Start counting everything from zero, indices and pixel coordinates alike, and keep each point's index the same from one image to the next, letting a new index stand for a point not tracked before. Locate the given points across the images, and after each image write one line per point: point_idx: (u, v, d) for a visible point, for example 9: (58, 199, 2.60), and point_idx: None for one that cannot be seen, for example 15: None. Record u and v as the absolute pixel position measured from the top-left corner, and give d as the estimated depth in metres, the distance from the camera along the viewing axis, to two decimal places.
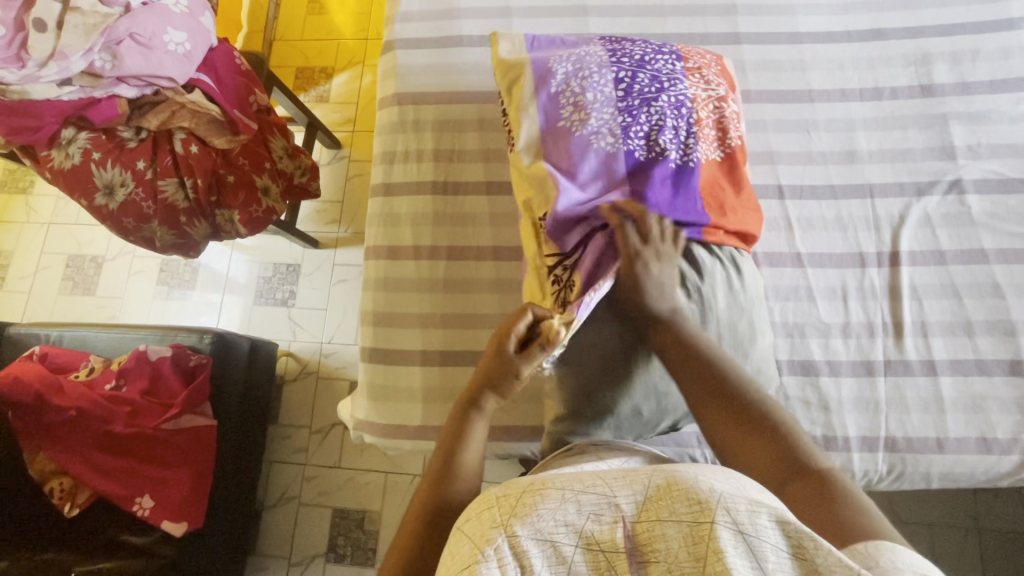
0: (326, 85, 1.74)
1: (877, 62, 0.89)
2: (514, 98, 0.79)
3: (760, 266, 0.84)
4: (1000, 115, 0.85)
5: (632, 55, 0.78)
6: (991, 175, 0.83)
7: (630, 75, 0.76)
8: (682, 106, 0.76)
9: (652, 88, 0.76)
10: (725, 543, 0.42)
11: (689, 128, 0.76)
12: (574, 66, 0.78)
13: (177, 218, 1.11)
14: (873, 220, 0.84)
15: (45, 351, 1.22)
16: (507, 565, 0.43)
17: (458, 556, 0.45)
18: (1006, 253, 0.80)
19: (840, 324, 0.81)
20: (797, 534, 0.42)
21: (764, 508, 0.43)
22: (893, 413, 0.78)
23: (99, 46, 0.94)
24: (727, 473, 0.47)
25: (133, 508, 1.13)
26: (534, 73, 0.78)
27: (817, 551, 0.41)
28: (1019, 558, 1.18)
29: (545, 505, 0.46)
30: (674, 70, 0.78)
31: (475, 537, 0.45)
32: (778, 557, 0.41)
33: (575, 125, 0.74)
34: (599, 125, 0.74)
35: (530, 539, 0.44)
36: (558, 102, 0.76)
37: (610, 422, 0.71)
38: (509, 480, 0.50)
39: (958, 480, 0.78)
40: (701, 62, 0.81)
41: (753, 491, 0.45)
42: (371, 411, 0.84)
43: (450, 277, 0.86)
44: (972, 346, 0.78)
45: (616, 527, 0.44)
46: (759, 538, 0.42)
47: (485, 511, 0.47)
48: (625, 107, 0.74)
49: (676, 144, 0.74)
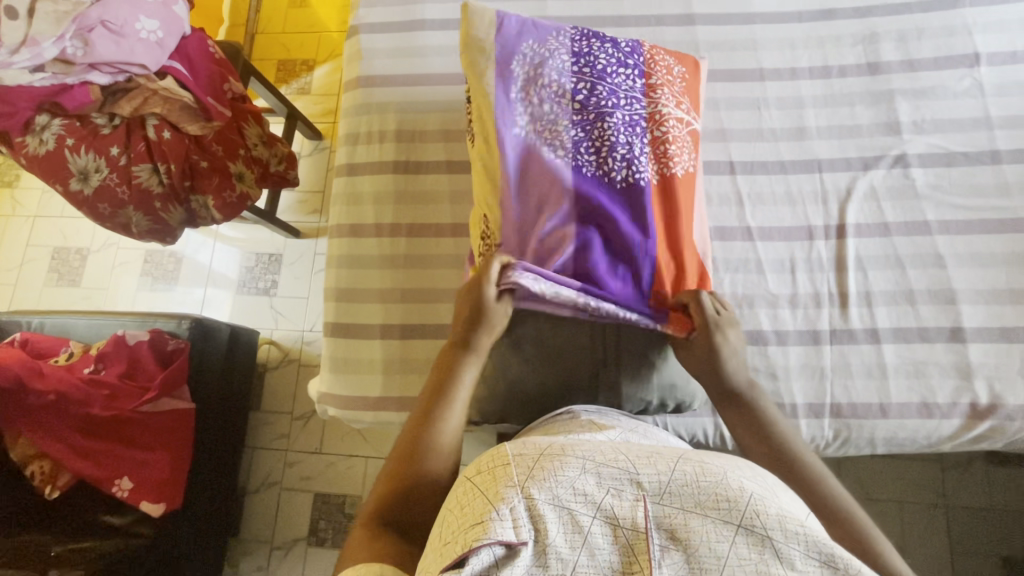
0: (307, 77, 1.75)
1: (826, 41, 0.91)
2: (476, 85, 0.78)
3: (710, 239, 0.87)
4: (945, 92, 0.87)
5: (595, 67, 0.77)
6: (935, 149, 0.85)
7: (589, 87, 0.76)
8: (637, 125, 0.76)
9: (609, 103, 0.75)
10: (749, 545, 0.41)
11: (642, 146, 0.75)
12: (533, 70, 0.77)
13: (151, 204, 1.13)
14: (821, 194, 0.86)
15: (26, 336, 1.23)
16: (522, 525, 0.42)
17: (468, 510, 0.45)
18: (948, 224, 0.83)
19: (788, 295, 0.83)
20: (831, 562, 0.41)
21: (794, 517, 0.43)
22: (838, 379, 0.80)
23: (71, 33, 0.96)
24: (757, 474, 0.47)
25: (113, 489, 1.15)
26: (498, 73, 0.77)
27: (848, 567, 0.41)
28: (983, 532, 1.20)
29: (565, 472, 0.45)
30: (634, 86, 0.78)
31: (488, 492, 0.45)
32: (808, 564, 0.41)
33: (528, 132, 0.75)
34: (551, 136, 0.75)
35: (547, 504, 0.43)
36: (515, 106, 0.76)
37: (507, 399, 0.77)
38: (524, 440, 0.50)
39: (903, 445, 0.80)
40: (667, 79, 0.80)
41: (782, 500, 0.45)
42: (337, 383, 0.86)
43: (411, 254, 0.89)
44: (914, 314, 0.81)
45: (636, 506, 0.44)
46: (786, 543, 0.41)
47: (500, 468, 0.47)
48: (577, 121, 0.75)
49: (626, 160, 0.74)
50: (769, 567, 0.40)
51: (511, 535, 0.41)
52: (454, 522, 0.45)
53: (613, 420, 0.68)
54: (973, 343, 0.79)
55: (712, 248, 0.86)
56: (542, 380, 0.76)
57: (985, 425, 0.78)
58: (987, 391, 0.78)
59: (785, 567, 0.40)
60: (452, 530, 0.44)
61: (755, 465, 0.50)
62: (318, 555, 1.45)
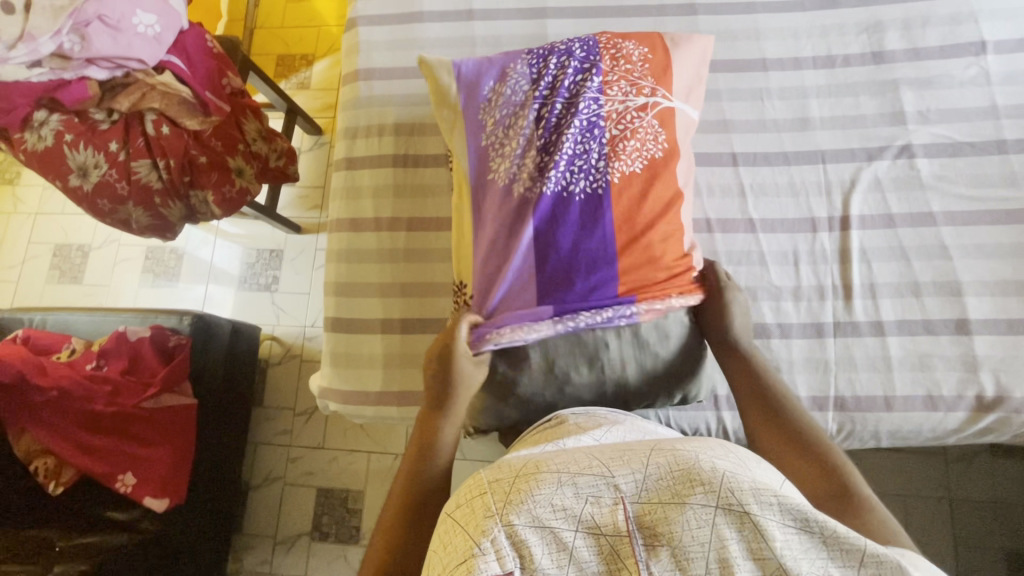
0: (307, 71, 1.74)
1: (830, 30, 0.90)
2: (452, 133, 0.78)
3: (713, 231, 0.86)
4: (951, 81, 0.86)
5: (548, 83, 0.75)
6: (940, 139, 0.84)
7: (543, 103, 0.74)
8: (594, 128, 0.73)
9: (565, 114, 0.73)
10: (730, 525, 0.41)
11: (601, 149, 0.72)
12: (494, 101, 0.76)
13: (151, 200, 1.12)
14: (825, 185, 0.85)
15: (28, 334, 1.23)
16: (506, 556, 0.42)
17: (451, 549, 0.44)
18: (954, 215, 0.82)
19: (791, 287, 0.83)
20: (809, 527, 0.41)
21: (767, 487, 0.43)
22: (842, 372, 0.80)
23: (68, 27, 0.96)
24: (728, 451, 0.47)
25: (116, 486, 1.14)
26: (466, 114, 0.77)
27: (823, 526, 0.41)
28: (989, 526, 1.20)
29: (541, 491, 0.45)
30: (588, 86, 0.74)
31: (469, 527, 0.44)
32: (787, 532, 0.41)
33: (496, 174, 0.74)
34: (515, 170, 0.73)
35: (528, 527, 0.43)
36: (485, 150, 0.75)
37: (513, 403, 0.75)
38: (498, 464, 0.50)
39: (907, 438, 0.79)
40: (624, 69, 0.76)
41: (758, 473, 0.45)
42: (337, 378, 0.86)
43: (411, 248, 0.89)
44: (919, 306, 0.80)
45: (616, 509, 0.44)
46: (763, 514, 0.41)
47: (477, 498, 0.47)
48: (537, 146, 0.73)
49: (583, 169, 0.72)
50: (749, 541, 0.41)
51: (497, 569, 0.42)
52: (439, 562, 0.45)
53: (600, 420, 0.65)
54: (979, 336, 0.78)
55: (714, 241, 0.85)
56: (531, 383, 0.73)
57: (991, 417, 0.77)
58: (993, 383, 0.77)
59: (766, 539, 0.41)
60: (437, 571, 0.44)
61: (727, 442, 0.50)
62: (321, 550, 1.45)
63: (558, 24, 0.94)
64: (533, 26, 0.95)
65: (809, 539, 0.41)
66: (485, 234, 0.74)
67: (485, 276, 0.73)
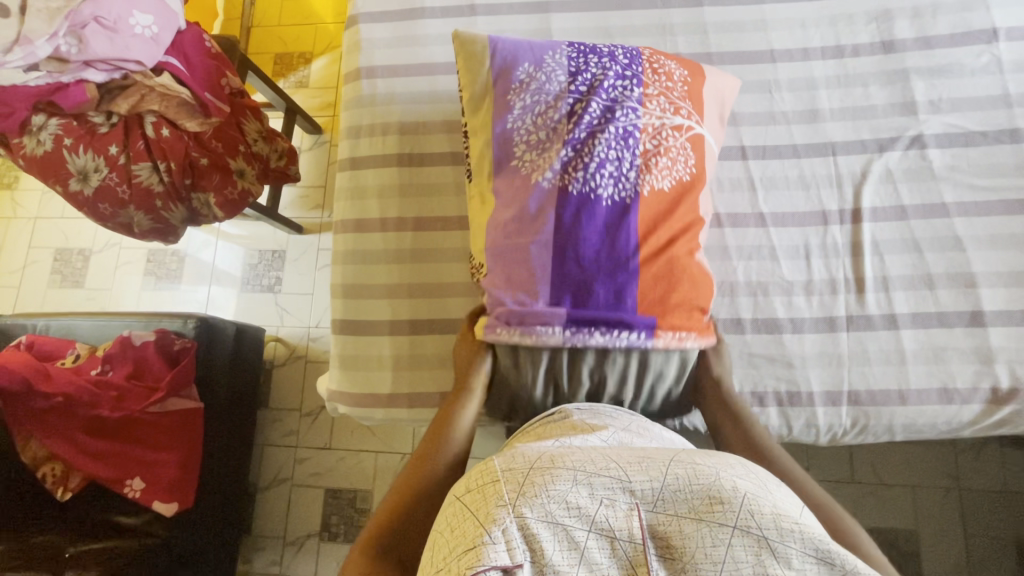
0: (304, 69, 1.73)
1: (838, 20, 0.88)
2: (477, 116, 0.77)
3: (722, 226, 0.85)
4: (961, 69, 0.84)
5: (588, 83, 0.74)
6: (952, 129, 0.83)
7: (582, 104, 0.73)
8: (630, 137, 0.72)
9: (602, 118, 0.72)
10: (748, 546, 0.45)
11: (634, 160, 0.72)
12: (527, 87, 0.75)
13: (152, 203, 1.11)
14: (835, 177, 0.84)
15: (31, 339, 1.22)
16: (516, 548, 0.45)
17: (459, 533, 0.48)
18: (967, 206, 0.81)
19: (803, 282, 0.82)
20: (825, 556, 0.45)
21: (786, 514, 0.46)
22: (856, 366, 0.79)
23: (64, 30, 0.93)
24: (750, 472, 0.50)
25: (125, 490, 1.14)
26: (495, 99, 0.75)
27: (842, 560, 0.45)
28: (1001, 516, 1.19)
29: (556, 486, 0.48)
30: (630, 95, 0.74)
31: (479, 514, 0.47)
32: (806, 561, 0.44)
33: (519, 161, 0.73)
34: (540, 162, 0.72)
35: (540, 522, 0.46)
36: (509, 133, 0.74)
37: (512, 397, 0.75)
38: (514, 455, 0.53)
39: (921, 431, 0.79)
40: (665, 85, 0.76)
41: (776, 495, 0.49)
42: (345, 381, 0.86)
43: (418, 248, 0.88)
44: (933, 299, 0.79)
45: (631, 516, 0.47)
46: (781, 540, 0.45)
47: (490, 486, 0.50)
48: (568, 142, 0.71)
49: (613, 179, 0.71)
50: (766, 566, 0.44)
51: (506, 560, 0.44)
52: (446, 544, 0.48)
53: (607, 419, 0.66)
54: (994, 328, 0.78)
55: (724, 236, 0.84)
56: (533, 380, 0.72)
57: (1006, 410, 0.76)
58: (1009, 375, 0.76)
59: (783, 564, 0.44)
60: (443, 553, 0.47)
61: (748, 462, 0.53)
62: (331, 551, 1.45)
63: (562, 17, 0.93)
64: (537, 20, 0.93)
65: (824, 569, 0.44)
66: (501, 225, 0.72)
67: (503, 267, 0.72)
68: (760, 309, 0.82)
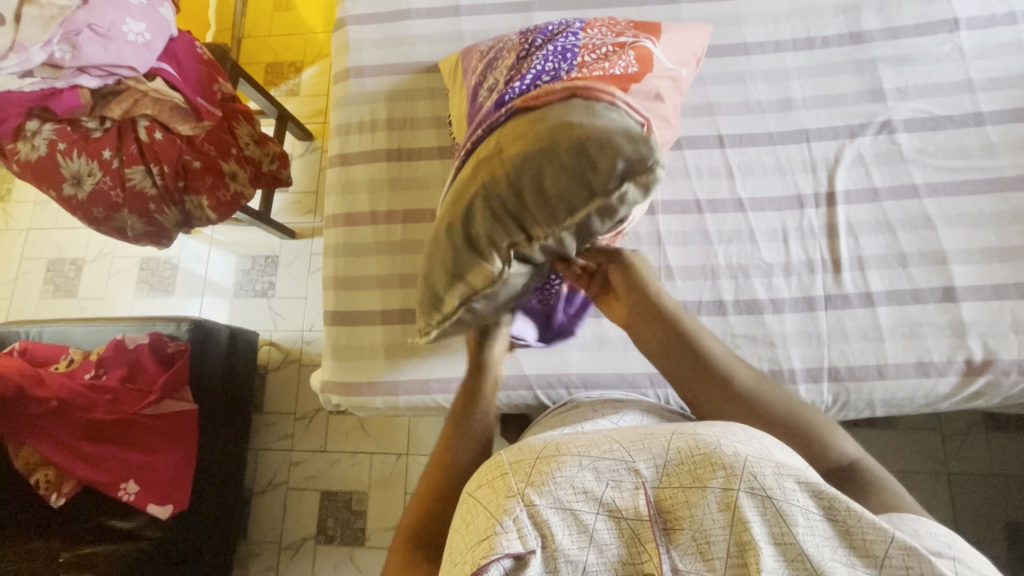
0: (295, 78, 1.76)
1: (808, 13, 0.92)
2: (455, 102, 0.86)
3: (703, 212, 0.88)
4: (927, 57, 0.88)
5: (535, 28, 0.80)
6: (920, 114, 0.87)
7: (527, 42, 0.77)
8: (568, 53, 0.73)
9: (541, 44, 0.76)
10: (755, 507, 0.46)
11: (569, 65, 0.71)
12: (489, 52, 0.82)
13: (145, 206, 1.11)
14: (810, 162, 0.87)
15: (24, 346, 1.22)
16: (528, 535, 0.47)
17: (474, 525, 0.50)
18: (936, 186, 0.84)
19: (782, 263, 0.85)
20: (832, 507, 0.46)
21: (790, 472, 0.47)
22: (835, 344, 0.81)
23: (59, 37, 0.95)
24: (752, 437, 0.50)
25: (118, 493, 1.12)
26: (465, 78, 0.84)
27: (849, 513, 0.45)
28: (987, 498, 1.21)
29: (562, 472, 0.50)
30: (570, 29, 0.78)
31: (490, 507, 0.50)
32: (813, 519, 0.45)
33: (477, 100, 0.77)
34: (486, 92, 0.75)
35: (549, 509, 0.48)
36: (478, 89, 0.78)
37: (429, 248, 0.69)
38: (517, 446, 0.54)
39: (901, 406, 0.81)
40: (609, 24, 0.81)
41: (781, 458, 0.49)
42: (339, 372, 0.87)
43: (406, 240, 0.90)
44: (906, 276, 0.82)
45: (637, 494, 0.49)
46: (786, 499, 0.46)
47: (497, 478, 0.52)
48: (512, 66, 0.75)
49: (541, 71, 0.71)
50: (774, 526, 0.45)
51: (519, 547, 0.46)
52: (461, 541, 0.50)
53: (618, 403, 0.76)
54: (966, 302, 0.80)
55: (705, 221, 0.87)
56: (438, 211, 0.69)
57: (981, 381, 0.78)
58: (982, 347, 0.79)
59: (792, 525, 0.45)
60: (460, 550, 0.49)
61: (749, 427, 0.53)
62: (327, 554, 1.44)
63: (544, 15, 0.96)
64: (519, 18, 0.96)
65: (832, 526, 0.45)
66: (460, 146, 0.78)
67: None
68: (741, 289, 0.84)
